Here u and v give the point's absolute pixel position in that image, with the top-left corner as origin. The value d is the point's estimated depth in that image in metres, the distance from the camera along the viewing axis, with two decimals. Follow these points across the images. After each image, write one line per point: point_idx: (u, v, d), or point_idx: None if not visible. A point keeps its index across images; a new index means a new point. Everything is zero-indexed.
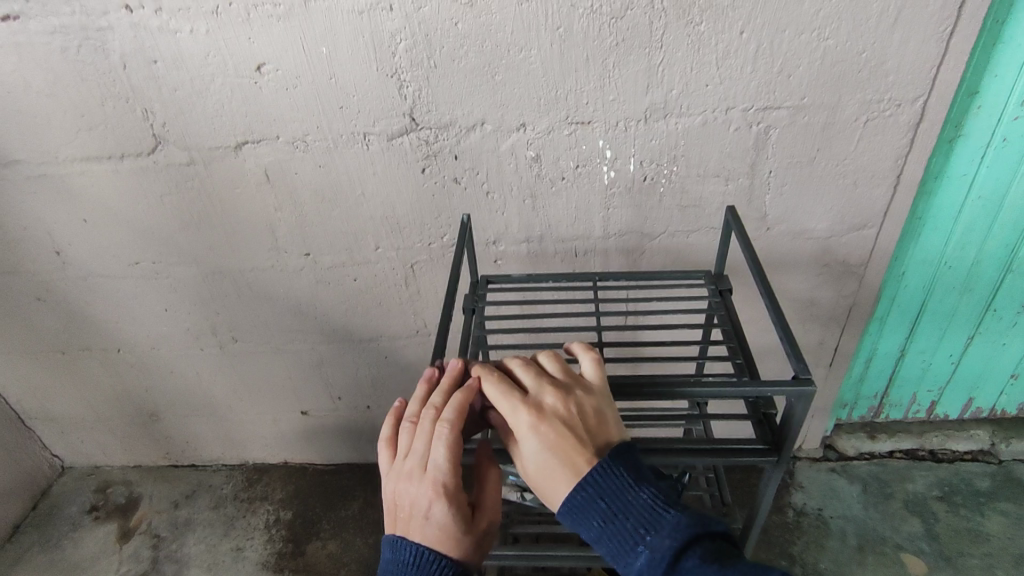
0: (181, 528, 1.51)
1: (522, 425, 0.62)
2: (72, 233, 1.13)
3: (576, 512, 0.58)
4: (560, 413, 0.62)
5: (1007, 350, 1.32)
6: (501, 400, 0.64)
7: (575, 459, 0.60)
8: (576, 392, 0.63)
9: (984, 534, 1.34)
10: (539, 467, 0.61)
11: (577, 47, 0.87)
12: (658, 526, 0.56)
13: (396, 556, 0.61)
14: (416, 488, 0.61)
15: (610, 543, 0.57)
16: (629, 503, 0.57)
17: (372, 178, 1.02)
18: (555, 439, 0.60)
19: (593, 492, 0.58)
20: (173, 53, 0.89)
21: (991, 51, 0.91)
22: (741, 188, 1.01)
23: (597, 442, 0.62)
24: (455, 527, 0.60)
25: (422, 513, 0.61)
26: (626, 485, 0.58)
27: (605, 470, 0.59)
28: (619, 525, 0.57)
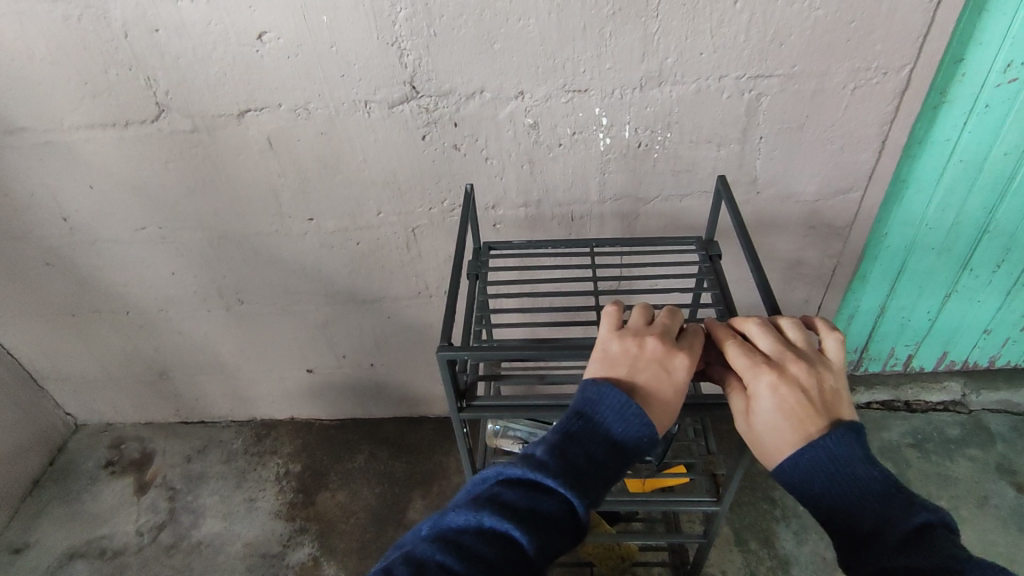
0: (196, 480, 1.59)
1: (760, 384, 0.65)
2: (78, 199, 1.15)
3: (802, 468, 0.62)
4: (801, 382, 0.64)
5: (981, 307, 1.38)
6: (745, 357, 0.67)
7: (807, 427, 0.63)
8: (820, 365, 0.65)
9: (952, 478, 1.43)
10: (768, 423, 0.64)
11: (574, 16, 0.88)
12: (887, 500, 0.60)
13: (600, 391, 0.63)
14: (666, 347, 0.66)
15: (833, 505, 0.61)
16: (858, 474, 0.61)
17: (373, 145, 1.05)
18: (794, 405, 0.63)
19: (824, 454, 0.61)
20: (174, 22, 0.90)
21: (978, 18, 0.93)
22: (732, 154, 1.05)
23: (833, 415, 0.63)
24: (676, 397, 0.65)
25: (659, 368, 0.65)
26: (858, 457, 0.61)
27: (838, 439, 0.61)
28: (849, 491, 0.61)
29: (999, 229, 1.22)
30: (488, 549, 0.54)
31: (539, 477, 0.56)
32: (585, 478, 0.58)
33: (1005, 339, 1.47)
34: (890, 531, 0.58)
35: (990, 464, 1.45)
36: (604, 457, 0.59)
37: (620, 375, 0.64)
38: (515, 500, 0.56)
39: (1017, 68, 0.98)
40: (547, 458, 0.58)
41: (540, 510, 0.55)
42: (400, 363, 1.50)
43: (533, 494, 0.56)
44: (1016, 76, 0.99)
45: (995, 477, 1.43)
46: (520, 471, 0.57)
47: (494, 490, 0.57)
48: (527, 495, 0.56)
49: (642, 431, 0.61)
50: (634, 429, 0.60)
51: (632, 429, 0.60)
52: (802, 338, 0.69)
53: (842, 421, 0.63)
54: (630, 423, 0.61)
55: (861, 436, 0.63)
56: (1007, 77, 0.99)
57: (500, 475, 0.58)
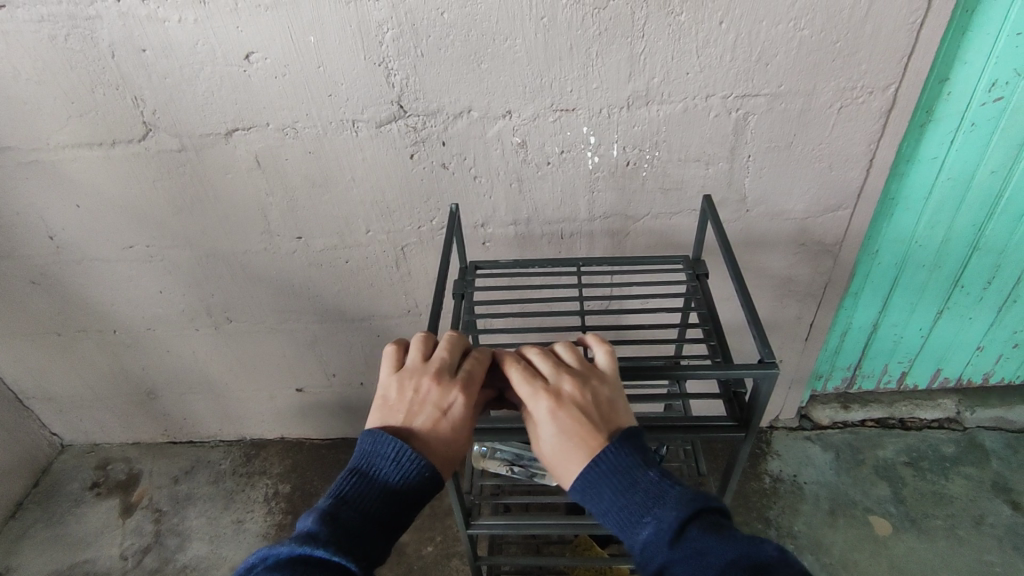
0: (183, 502, 1.56)
1: (540, 409, 0.67)
2: (65, 218, 1.14)
3: (588, 486, 0.63)
4: (574, 400, 0.67)
5: (973, 324, 1.38)
6: (524, 384, 0.69)
7: (587, 444, 0.64)
8: (587, 382, 0.68)
9: (947, 496, 1.42)
10: (553, 447, 0.66)
11: (561, 36, 0.89)
12: (660, 498, 0.60)
13: (375, 443, 0.64)
14: (441, 387, 0.68)
15: (619, 517, 0.61)
16: (637, 480, 0.62)
17: (362, 164, 1.04)
18: (571, 425, 0.65)
19: (606, 468, 0.63)
20: (162, 42, 0.90)
21: (961, 39, 0.94)
22: (720, 172, 1.05)
23: (608, 427, 0.66)
24: (460, 433, 0.67)
25: (435, 409, 0.67)
26: (636, 464, 0.63)
27: (614, 450, 0.63)
28: (631, 499, 0.61)
29: (990, 245, 1.22)
30: None
31: (308, 549, 0.56)
32: (358, 537, 0.59)
33: (998, 356, 1.47)
34: (664, 533, 0.58)
35: (985, 482, 1.44)
36: (375, 510, 0.61)
37: (399, 424, 0.66)
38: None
39: (1002, 87, 0.99)
40: (316, 528, 0.58)
41: None
42: None
43: (303, 567, 0.55)
44: (1001, 96, 1.00)
45: (991, 496, 1.41)
46: (288, 548, 0.56)
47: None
48: (294, 571, 0.54)
49: (419, 472, 0.63)
50: (410, 471, 0.63)
51: (407, 473, 0.63)
52: (574, 356, 0.71)
53: (617, 430, 0.66)
54: (405, 470, 0.63)
55: (633, 439, 0.64)
56: (993, 96, 1.00)
57: (268, 558, 0.56)
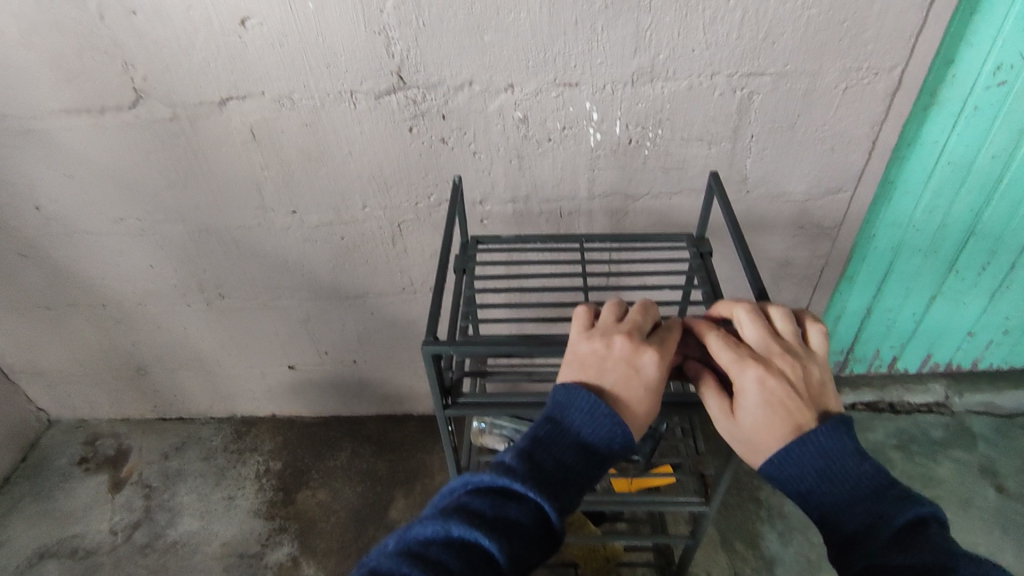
0: (173, 478, 1.55)
1: (746, 379, 0.64)
2: (51, 187, 1.11)
3: (792, 463, 0.61)
4: (785, 372, 0.64)
5: (965, 309, 1.39)
6: (725, 351, 0.66)
7: (795, 421, 0.63)
8: (802, 357, 0.66)
9: (935, 479, 1.44)
10: (756, 419, 0.64)
11: (566, 8, 0.87)
12: (879, 496, 0.58)
13: (570, 396, 0.62)
14: (634, 345, 0.65)
15: (823, 500, 0.60)
16: (851, 469, 0.60)
17: (359, 136, 1.02)
18: (788, 400, 0.63)
19: (816, 450, 0.61)
20: (152, 5, 0.87)
21: (968, 21, 0.93)
22: (723, 152, 1.04)
23: (820, 407, 0.64)
24: (651, 396, 0.64)
25: (629, 366, 0.64)
26: (849, 452, 0.61)
27: (828, 433, 0.61)
28: (842, 488, 0.60)
29: (986, 231, 1.22)
30: (454, 560, 0.52)
31: (507, 481, 0.56)
32: (556, 483, 0.57)
33: (988, 341, 1.49)
34: (878, 528, 0.56)
35: (972, 465, 1.46)
36: (574, 461, 0.59)
37: (594, 381, 0.64)
38: (482, 508, 0.54)
39: (1007, 71, 0.98)
40: (516, 463, 0.57)
41: (507, 516, 0.54)
42: (384, 360, 1.48)
43: (502, 501, 0.55)
44: (1006, 80, 0.99)
45: (977, 478, 1.44)
46: (488, 479, 0.56)
47: (460, 499, 0.56)
48: (495, 504, 0.55)
49: (614, 430, 0.61)
50: (606, 427, 0.60)
51: (601, 428, 0.60)
52: (787, 328, 0.68)
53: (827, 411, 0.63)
54: (601, 425, 0.61)
55: (849, 426, 0.62)
56: (997, 80, 0.99)
57: (468, 485, 0.57)
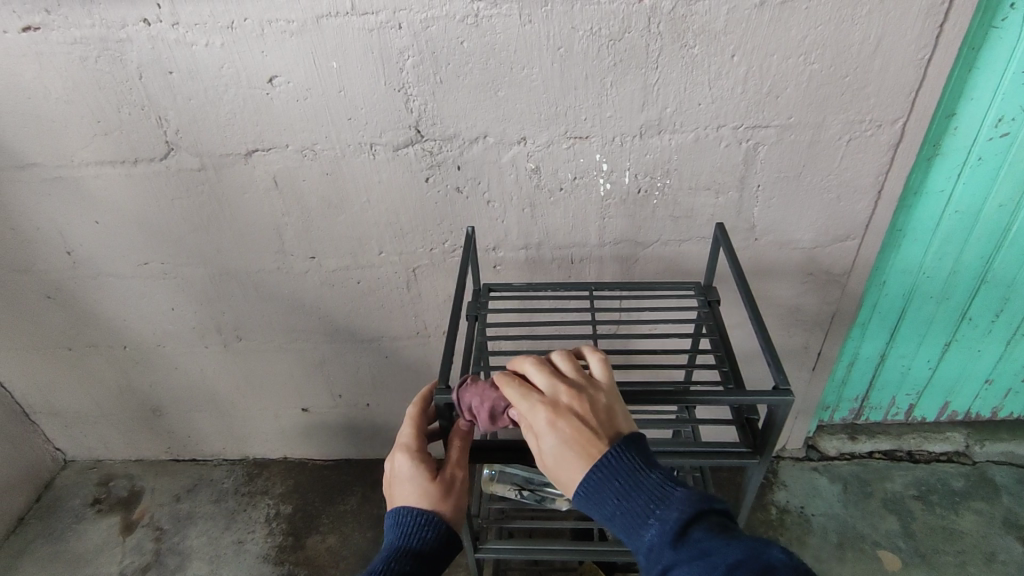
0: (183, 521, 1.55)
1: (540, 423, 0.64)
2: (83, 234, 1.16)
3: (589, 489, 0.61)
4: (573, 408, 0.64)
5: (981, 357, 1.38)
6: (521, 401, 0.66)
7: (590, 451, 0.62)
8: (583, 389, 0.65)
9: (957, 531, 1.40)
10: (555, 458, 0.63)
11: (576, 66, 0.91)
12: (664, 500, 0.59)
13: (386, 524, 0.73)
14: (395, 457, 0.74)
15: (622, 521, 0.60)
16: (639, 482, 0.60)
17: (377, 186, 1.06)
18: (578, 434, 0.62)
19: (608, 472, 0.61)
20: (189, 65, 0.93)
21: (968, 75, 0.96)
22: (730, 201, 1.06)
23: (609, 432, 0.64)
24: (421, 483, 0.72)
25: (399, 478, 0.73)
26: (636, 467, 0.61)
27: (619, 452, 0.62)
28: (631, 503, 0.60)
29: (997, 278, 1.22)
30: None
31: None
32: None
33: (1007, 390, 1.46)
34: (669, 535, 0.57)
35: (996, 518, 1.42)
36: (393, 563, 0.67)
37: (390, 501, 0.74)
38: None
39: (1008, 123, 1.00)
40: None
41: None
42: (396, 403, 1.49)
43: None
44: (1007, 131, 1.01)
45: (1002, 531, 1.39)
46: None
47: None
48: None
49: (416, 522, 0.70)
50: (406, 524, 0.70)
51: (406, 527, 0.70)
52: (572, 365, 0.68)
53: (620, 435, 0.63)
54: (402, 523, 0.71)
55: (632, 442, 0.63)
56: (999, 131, 1.01)
57: None
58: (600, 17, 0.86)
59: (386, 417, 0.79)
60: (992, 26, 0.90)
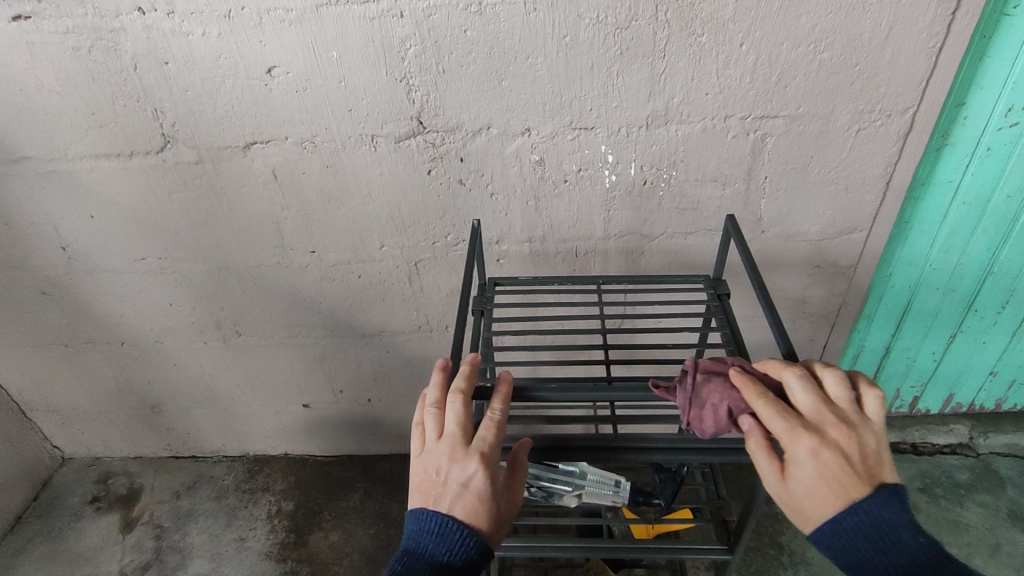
0: (184, 518, 1.54)
1: (799, 449, 0.59)
2: (79, 229, 1.14)
3: (842, 533, 0.57)
4: (839, 443, 0.59)
5: (987, 349, 1.37)
6: (775, 419, 0.61)
7: (851, 493, 0.57)
8: (859, 428, 0.60)
9: (962, 524, 1.40)
10: (808, 489, 0.59)
11: (582, 55, 0.89)
12: (935, 573, 0.55)
13: (419, 524, 0.63)
14: (457, 459, 0.64)
15: (875, 573, 0.56)
16: (904, 543, 0.56)
17: (378, 179, 1.05)
18: (845, 471, 0.58)
19: (866, 519, 0.57)
20: (184, 55, 0.90)
21: (978, 64, 0.94)
22: (737, 193, 1.05)
23: (875, 474, 0.59)
24: (485, 502, 0.63)
25: (458, 484, 0.63)
26: (905, 523, 0.56)
27: (885, 502, 0.57)
28: (892, 560, 0.56)
29: (1004, 270, 1.21)
30: None
31: None
32: None
33: (1012, 381, 1.46)
34: None
35: (1001, 510, 1.42)
36: None
37: (428, 503, 0.64)
38: None
39: (1018, 113, 0.99)
40: None
41: None
42: (398, 399, 1.48)
43: None
44: (1017, 121, 1.00)
45: (1007, 523, 1.39)
46: None
47: None
48: None
49: (464, 545, 0.61)
50: (455, 544, 0.61)
51: (454, 546, 0.61)
52: (843, 392, 0.62)
53: (885, 482, 0.58)
54: (449, 541, 0.61)
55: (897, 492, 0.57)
56: (1009, 121, 1.00)
57: None
58: (606, 5, 0.84)
59: (458, 403, 0.68)
60: (1004, 13, 0.89)
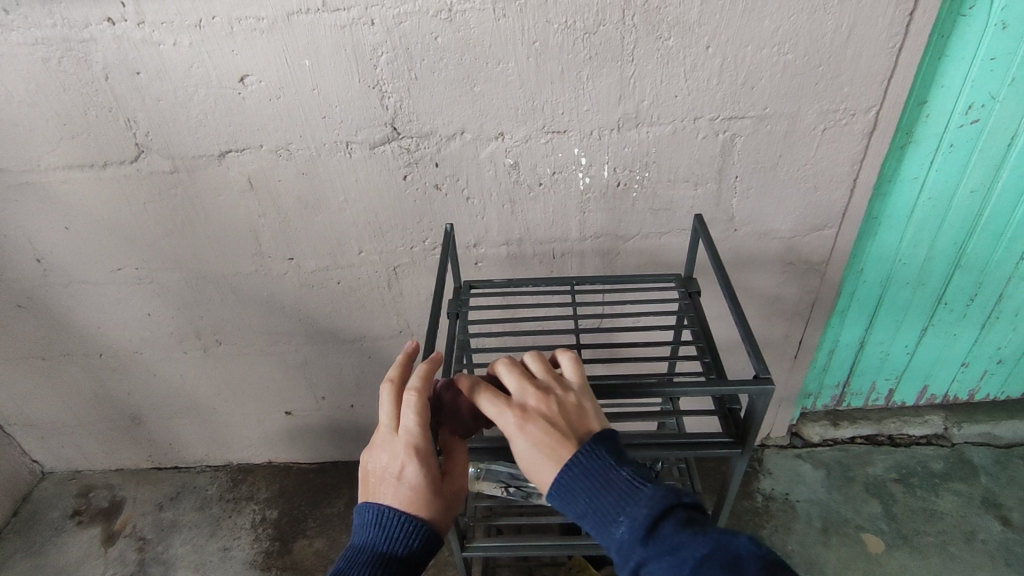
0: (167, 530, 1.53)
1: (509, 426, 0.62)
2: (54, 240, 1.13)
3: (562, 484, 0.58)
4: (540, 410, 0.63)
5: (957, 340, 1.41)
6: (489, 405, 0.65)
7: (563, 452, 0.60)
8: (539, 392, 0.64)
9: (938, 512, 1.43)
10: (528, 461, 0.61)
11: (552, 60, 0.91)
12: (636, 496, 0.56)
13: (365, 516, 0.66)
14: (389, 451, 0.65)
15: (592, 519, 0.57)
16: (610, 479, 0.57)
17: (355, 185, 1.05)
18: (556, 434, 0.61)
19: (580, 471, 0.59)
20: (156, 64, 0.90)
21: (938, 63, 0.97)
22: (708, 193, 1.07)
23: (582, 430, 0.62)
24: (419, 490, 0.64)
25: (392, 476, 0.64)
26: (609, 464, 0.59)
27: (588, 451, 0.59)
28: (603, 500, 0.57)
29: (971, 263, 1.25)
30: None
31: None
32: None
33: (983, 371, 1.49)
34: (642, 533, 0.54)
35: (975, 498, 1.45)
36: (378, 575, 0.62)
37: (370, 495, 0.66)
38: None
39: (978, 110, 1.02)
40: None
41: None
42: (381, 404, 1.48)
43: None
44: (977, 118, 1.03)
45: (981, 511, 1.42)
46: None
47: None
48: None
49: (405, 533, 0.63)
50: (396, 533, 0.63)
51: (395, 536, 0.63)
52: (541, 367, 0.67)
53: (590, 433, 0.61)
54: (389, 530, 0.64)
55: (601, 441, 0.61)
56: (970, 118, 1.03)
57: None
58: (575, 10, 0.86)
59: (387, 392, 0.68)
60: (960, 14, 0.92)
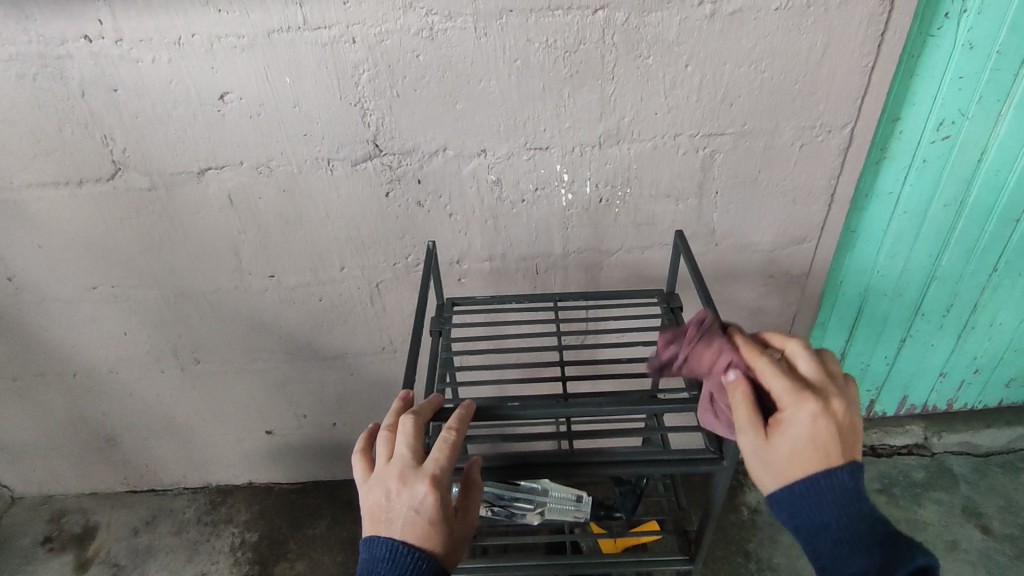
0: (143, 555, 1.49)
1: (798, 412, 0.63)
2: (26, 259, 1.11)
3: (805, 511, 0.63)
4: (837, 415, 0.64)
5: (935, 351, 1.43)
6: (780, 383, 0.65)
7: (832, 457, 0.63)
8: (847, 407, 0.64)
9: (920, 523, 1.44)
10: (791, 449, 0.63)
11: (533, 77, 0.91)
12: (883, 539, 0.61)
13: (370, 553, 0.63)
14: (407, 484, 0.64)
15: (835, 533, 0.62)
16: (863, 514, 0.62)
17: (336, 202, 1.05)
18: (834, 438, 0.63)
19: (836, 485, 0.63)
20: (134, 81, 0.90)
21: (909, 81, 0.99)
22: (690, 208, 1.08)
23: (850, 449, 0.64)
24: (437, 526, 0.63)
25: (409, 509, 0.63)
26: (864, 497, 0.63)
27: (854, 475, 0.63)
28: (851, 525, 0.62)
29: (946, 275, 1.27)
30: None
31: None
32: None
33: (960, 382, 1.52)
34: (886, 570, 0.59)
35: (956, 508, 1.47)
36: None
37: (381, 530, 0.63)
38: None
39: (949, 127, 1.04)
40: None
41: None
42: (364, 422, 1.46)
43: None
44: (948, 134, 1.05)
45: (962, 520, 1.44)
46: None
47: None
48: None
49: (415, 571, 0.61)
50: (404, 571, 0.61)
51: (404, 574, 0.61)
52: (836, 372, 0.68)
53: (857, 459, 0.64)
54: (399, 568, 0.61)
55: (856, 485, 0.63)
56: (941, 134, 1.05)
57: None
58: (555, 29, 0.87)
59: (410, 425, 0.68)
60: (929, 34, 0.94)
